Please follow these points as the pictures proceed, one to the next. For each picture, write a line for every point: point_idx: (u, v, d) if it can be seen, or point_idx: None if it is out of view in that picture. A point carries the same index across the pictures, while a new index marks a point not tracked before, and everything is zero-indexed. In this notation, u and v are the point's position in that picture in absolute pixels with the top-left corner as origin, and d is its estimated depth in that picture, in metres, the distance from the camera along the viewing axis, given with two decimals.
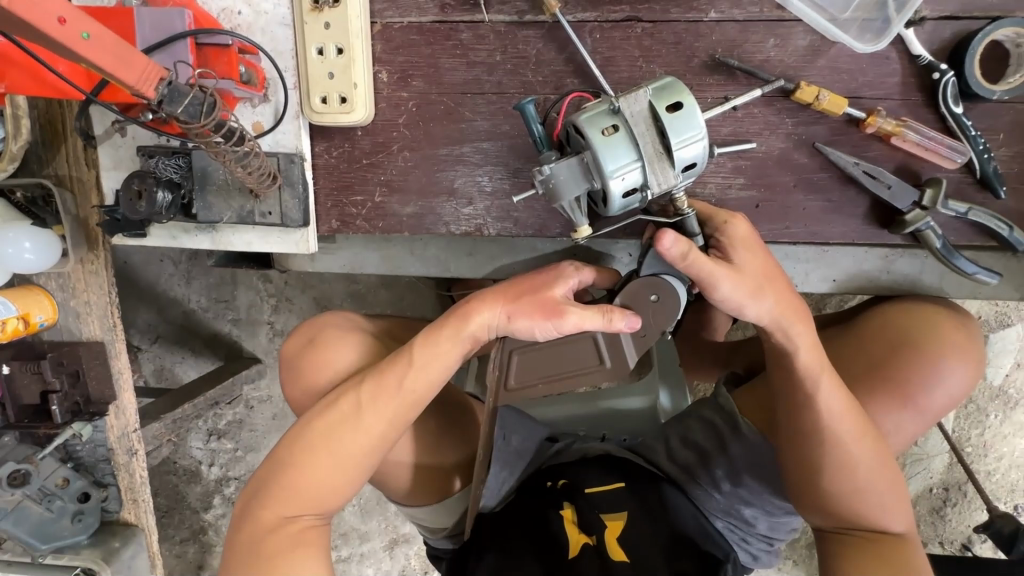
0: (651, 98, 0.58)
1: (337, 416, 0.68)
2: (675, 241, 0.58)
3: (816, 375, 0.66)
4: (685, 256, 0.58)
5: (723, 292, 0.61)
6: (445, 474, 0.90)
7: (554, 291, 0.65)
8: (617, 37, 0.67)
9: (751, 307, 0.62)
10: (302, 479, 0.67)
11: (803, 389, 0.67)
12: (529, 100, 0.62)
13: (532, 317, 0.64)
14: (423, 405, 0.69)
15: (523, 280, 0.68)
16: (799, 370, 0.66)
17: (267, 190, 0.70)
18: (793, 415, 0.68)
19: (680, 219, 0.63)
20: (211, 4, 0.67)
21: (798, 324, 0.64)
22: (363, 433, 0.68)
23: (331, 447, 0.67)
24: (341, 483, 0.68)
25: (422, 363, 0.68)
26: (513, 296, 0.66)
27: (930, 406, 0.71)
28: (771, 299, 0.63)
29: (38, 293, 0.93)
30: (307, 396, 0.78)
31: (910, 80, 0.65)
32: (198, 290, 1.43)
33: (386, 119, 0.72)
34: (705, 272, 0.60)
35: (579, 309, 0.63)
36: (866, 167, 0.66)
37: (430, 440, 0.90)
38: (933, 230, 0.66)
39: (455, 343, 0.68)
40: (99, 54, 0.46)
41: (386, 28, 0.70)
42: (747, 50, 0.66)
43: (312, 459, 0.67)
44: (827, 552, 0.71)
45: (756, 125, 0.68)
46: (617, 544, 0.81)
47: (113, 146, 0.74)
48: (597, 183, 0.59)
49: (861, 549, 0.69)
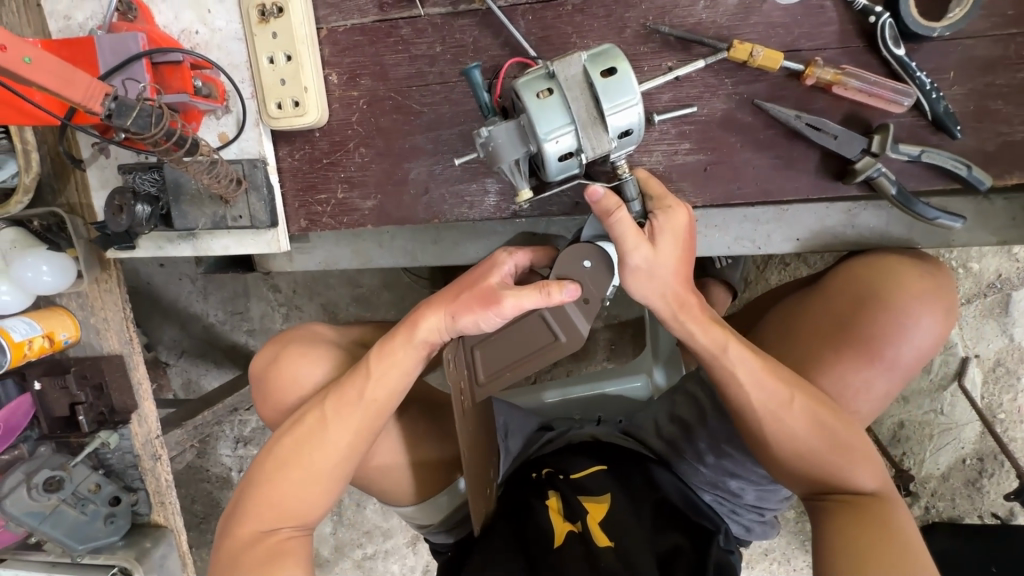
0: (586, 63, 0.59)
1: (305, 431, 0.72)
2: (605, 195, 0.60)
3: (721, 352, 0.67)
4: (608, 214, 0.61)
5: (633, 263, 0.63)
6: (434, 471, 0.90)
7: (490, 280, 0.66)
8: (549, 17, 0.68)
9: (635, 286, 0.65)
10: (277, 494, 0.71)
11: (718, 366, 0.68)
12: (476, 65, 0.62)
13: (473, 311, 0.66)
14: (385, 412, 0.72)
15: (460, 280, 0.70)
16: (701, 353, 0.68)
17: (235, 194, 0.75)
18: (734, 396, 0.69)
19: (619, 183, 0.65)
20: (172, 27, 0.72)
21: (684, 309, 0.67)
22: (330, 446, 0.71)
23: (303, 463, 0.71)
24: (316, 494, 0.72)
25: (380, 372, 0.72)
26: (455, 298, 0.68)
27: (899, 360, 0.70)
28: (665, 283, 0.65)
29: (62, 314, 1.01)
30: (280, 411, 0.82)
31: (848, 28, 0.64)
32: (215, 305, 1.51)
33: (341, 119, 0.76)
34: (619, 236, 0.62)
35: (519, 293, 0.63)
36: (808, 119, 0.65)
37: (414, 436, 0.89)
38: (886, 177, 0.64)
39: (408, 349, 0.71)
40: (42, 76, 0.52)
41: (331, 32, 0.73)
42: (678, 15, 0.67)
43: (285, 475, 0.71)
44: (815, 520, 0.71)
45: (696, 89, 0.68)
46: (600, 528, 0.82)
47: (100, 167, 0.80)
48: (533, 146, 0.61)
49: (844, 512, 0.68)
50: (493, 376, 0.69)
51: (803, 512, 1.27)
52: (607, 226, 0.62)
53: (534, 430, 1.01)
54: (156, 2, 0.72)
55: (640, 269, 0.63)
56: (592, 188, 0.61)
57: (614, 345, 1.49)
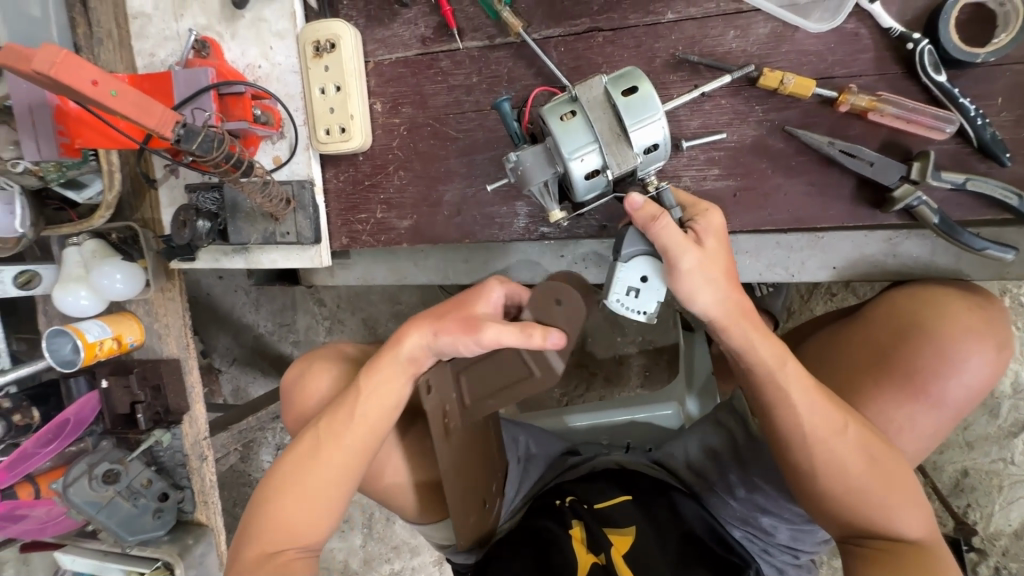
0: (607, 85, 0.61)
1: (305, 452, 0.75)
2: (644, 201, 0.62)
3: (777, 366, 0.65)
4: (654, 219, 0.62)
5: (687, 266, 0.62)
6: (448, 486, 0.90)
7: (477, 309, 0.66)
8: (580, 48, 0.71)
9: (692, 293, 0.63)
10: (282, 516, 0.74)
11: (766, 384, 0.66)
12: (505, 100, 0.66)
13: (455, 332, 0.67)
14: (380, 428, 0.75)
15: (449, 301, 0.71)
16: (756, 366, 0.66)
17: (284, 213, 0.81)
18: (777, 417, 0.67)
19: (657, 194, 0.65)
20: (239, 62, 0.80)
21: (748, 314, 0.65)
22: (329, 465, 0.74)
23: (305, 484, 0.74)
24: (319, 515, 0.74)
25: (373, 394, 0.74)
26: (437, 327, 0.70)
27: (948, 397, 0.66)
28: (710, 290, 0.63)
29: (130, 319, 1.11)
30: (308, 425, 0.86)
31: (884, 54, 0.63)
32: (265, 316, 1.60)
33: (383, 144, 0.81)
34: (667, 244, 0.62)
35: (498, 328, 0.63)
36: (842, 146, 0.64)
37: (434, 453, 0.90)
38: (927, 205, 0.62)
39: (396, 367, 0.73)
40: (124, 107, 0.58)
41: (378, 64, 0.79)
42: (707, 44, 0.67)
43: (288, 498, 0.74)
44: (848, 566, 0.69)
45: (726, 116, 0.68)
46: (624, 561, 0.81)
47: (170, 187, 0.88)
48: (560, 167, 0.63)
49: (881, 561, 0.66)
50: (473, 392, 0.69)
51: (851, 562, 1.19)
52: (654, 231, 0.62)
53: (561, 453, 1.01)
54: (227, 40, 0.80)
55: (693, 272, 0.62)
56: (631, 198, 0.63)
57: (649, 372, 1.52)
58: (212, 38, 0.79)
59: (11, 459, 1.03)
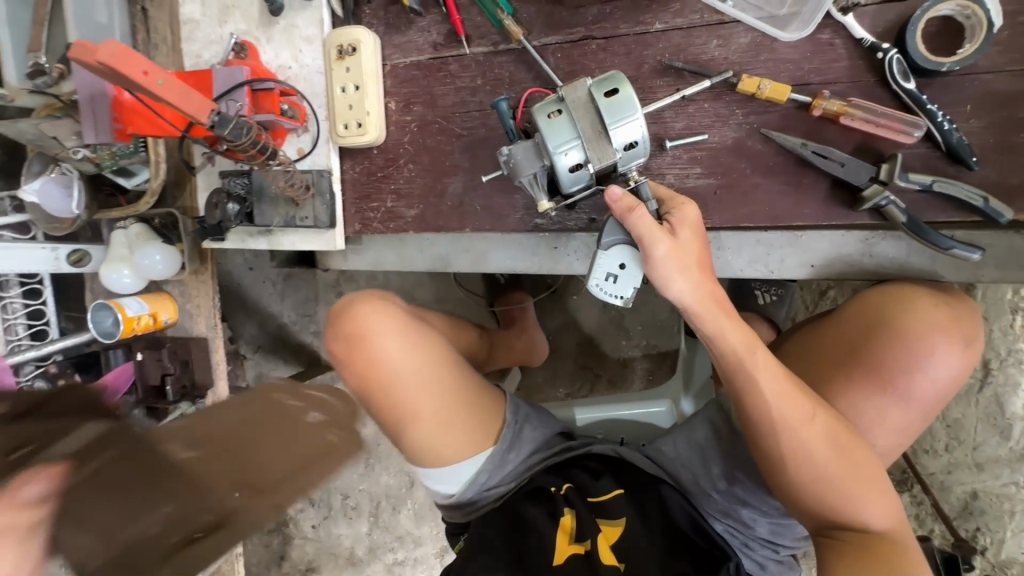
0: (590, 86, 0.67)
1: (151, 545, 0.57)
2: (623, 194, 0.68)
3: (746, 352, 0.69)
4: (629, 210, 0.67)
5: (659, 254, 0.67)
6: (458, 436, 0.91)
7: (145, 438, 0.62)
8: (575, 54, 0.78)
9: (665, 279, 0.68)
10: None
11: (737, 369, 0.69)
12: (503, 99, 0.73)
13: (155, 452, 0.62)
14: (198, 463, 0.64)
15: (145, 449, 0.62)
16: (726, 350, 0.69)
17: (303, 198, 0.89)
18: (748, 403, 0.69)
19: (635, 187, 0.70)
20: (272, 62, 0.89)
21: (719, 303, 0.69)
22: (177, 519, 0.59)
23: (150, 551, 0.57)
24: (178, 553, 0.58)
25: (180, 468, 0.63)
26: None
27: (915, 392, 0.68)
28: (687, 275, 0.68)
29: (164, 298, 1.22)
30: (347, 352, 0.92)
31: (858, 63, 0.67)
32: (289, 307, 1.71)
33: (395, 139, 0.88)
34: (642, 233, 0.67)
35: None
36: (814, 147, 0.68)
37: (449, 406, 0.90)
38: (896, 205, 0.66)
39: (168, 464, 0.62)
40: (168, 93, 0.66)
41: (394, 67, 0.87)
42: (692, 52, 0.73)
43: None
44: (821, 558, 0.70)
45: (708, 119, 0.73)
46: (609, 548, 0.84)
47: (207, 173, 0.97)
48: (547, 160, 0.68)
49: (851, 552, 0.67)
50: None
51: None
52: (630, 220, 0.67)
53: (557, 434, 1.01)
54: (263, 44, 0.90)
55: (665, 259, 0.67)
56: (612, 189, 0.68)
57: (653, 376, 1.55)
58: (251, 42, 0.89)
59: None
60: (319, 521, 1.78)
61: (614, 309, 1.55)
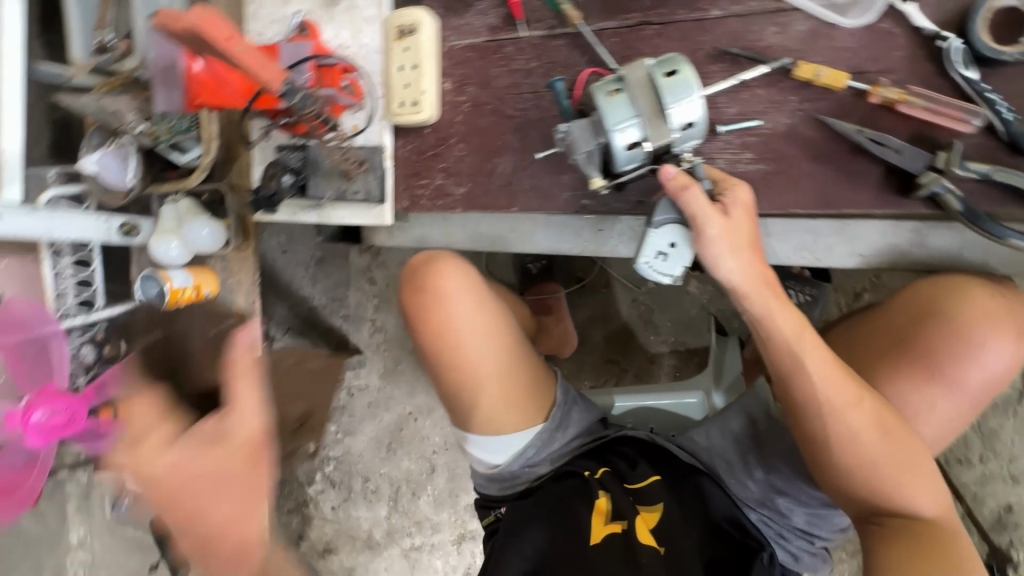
0: (651, 66, 0.69)
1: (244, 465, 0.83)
2: (678, 172, 0.69)
3: (795, 336, 0.69)
4: (683, 188, 0.68)
5: (711, 234, 0.68)
6: (513, 409, 0.94)
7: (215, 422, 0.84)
8: (631, 39, 0.79)
9: (718, 258, 0.69)
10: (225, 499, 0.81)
11: (786, 352, 0.70)
12: (559, 80, 0.76)
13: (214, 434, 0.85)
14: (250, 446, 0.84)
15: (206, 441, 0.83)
16: (775, 334, 0.70)
17: (357, 172, 0.93)
18: (796, 385, 0.70)
19: (688, 167, 0.72)
20: (331, 41, 0.92)
21: (770, 285, 0.70)
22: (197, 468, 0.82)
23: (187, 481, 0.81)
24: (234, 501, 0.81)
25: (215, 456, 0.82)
26: (171, 496, 0.80)
27: (963, 380, 0.69)
28: (740, 256, 0.69)
29: (208, 271, 1.25)
30: (417, 311, 0.93)
31: (917, 52, 0.68)
32: (320, 290, 1.75)
33: (447, 119, 0.91)
34: (695, 212, 0.68)
35: (242, 420, 0.84)
36: (871, 134, 0.69)
37: (509, 378, 0.93)
38: (952, 193, 0.66)
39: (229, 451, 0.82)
40: (248, 60, 0.68)
41: (450, 49, 0.90)
42: (749, 39, 0.74)
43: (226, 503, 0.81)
44: (865, 544, 0.70)
45: (762, 105, 0.74)
46: (647, 532, 0.87)
47: (262, 148, 1.00)
48: (604, 138, 0.70)
49: (898, 538, 0.67)
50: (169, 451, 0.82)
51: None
52: (682, 199, 0.69)
53: (597, 420, 1.02)
54: (324, 24, 0.92)
55: (716, 240, 0.68)
56: (668, 167, 0.69)
57: (679, 372, 1.55)
58: (312, 23, 0.92)
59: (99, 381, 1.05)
60: (338, 505, 1.80)
61: (643, 305, 1.56)
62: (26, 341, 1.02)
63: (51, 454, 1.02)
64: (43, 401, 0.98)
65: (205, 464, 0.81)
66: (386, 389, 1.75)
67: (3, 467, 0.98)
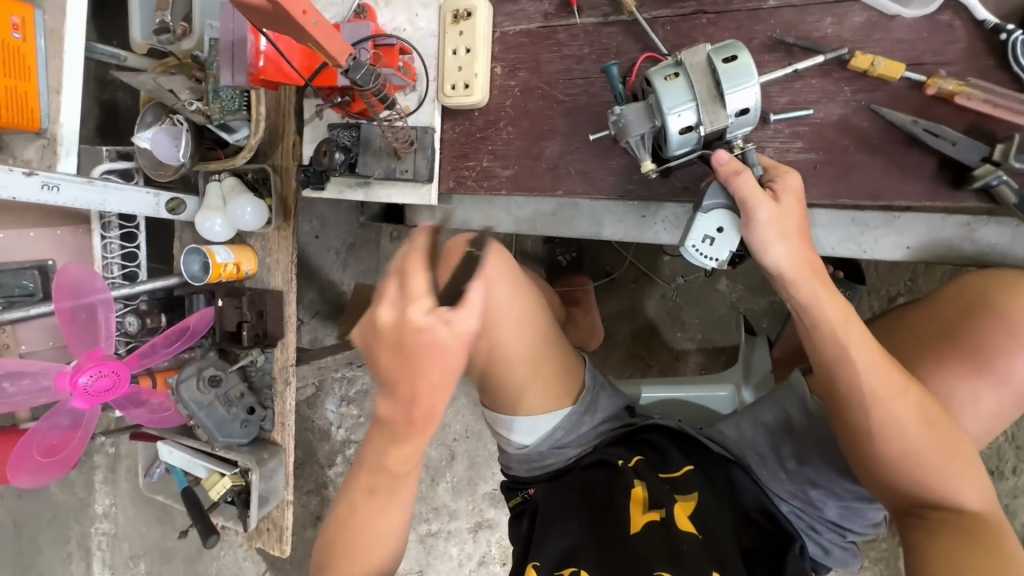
0: (710, 52, 0.70)
1: (408, 364, 0.62)
2: (730, 156, 0.70)
3: (841, 324, 0.69)
4: (736, 172, 0.69)
5: (761, 218, 0.68)
6: (542, 394, 0.96)
7: (428, 331, 0.60)
8: (685, 28, 0.81)
9: (768, 244, 0.69)
10: (414, 402, 0.64)
11: (832, 340, 0.70)
12: (614, 64, 0.76)
13: (424, 352, 0.61)
14: (432, 382, 0.62)
15: (413, 342, 0.61)
16: (821, 321, 0.70)
17: (406, 152, 0.95)
18: (837, 373, 0.70)
19: (740, 154, 0.72)
20: (388, 24, 0.95)
21: (817, 271, 0.70)
22: (433, 375, 0.62)
23: (411, 376, 0.62)
24: (422, 412, 0.65)
25: (413, 377, 0.62)
26: (407, 380, 0.62)
27: (1011, 374, 0.69)
28: (789, 243, 0.69)
29: (248, 250, 1.30)
30: None
31: (977, 45, 0.69)
32: (350, 275, 1.78)
33: (497, 102, 0.93)
34: (747, 196, 0.68)
35: (465, 316, 0.61)
36: (926, 125, 0.69)
37: (540, 361, 0.94)
38: (1008, 185, 0.66)
39: (440, 332, 0.60)
40: (322, 36, 0.71)
41: (503, 34, 0.92)
42: (804, 29, 0.75)
43: (411, 380, 0.62)
44: (906, 536, 0.69)
45: (814, 95, 0.75)
46: (687, 519, 0.86)
47: (314, 127, 1.04)
48: (659, 121, 0.71)
49: (941, 531, 0.67)
50: (412, 285, 0.60)
51: (898, 547, 1.27)
52: (734, 183, 0.69)
53: (623, 407, 1.04)
54: (381, 7, 0.96)
55: (766, 224, 0.68)
56: (719, 153, 0.70)
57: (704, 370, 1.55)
58: (370, 5, 0.95)
59: (139, 350, 1.16)
60: None
61: (671, 301, 1.56)
62: (78, 305, 1.08)
63: (92, 418, 1.14)
64: (92, 364, 1.09)
65: (435, 340, 0.61)
66: None
67: (51, 428, 1.10)
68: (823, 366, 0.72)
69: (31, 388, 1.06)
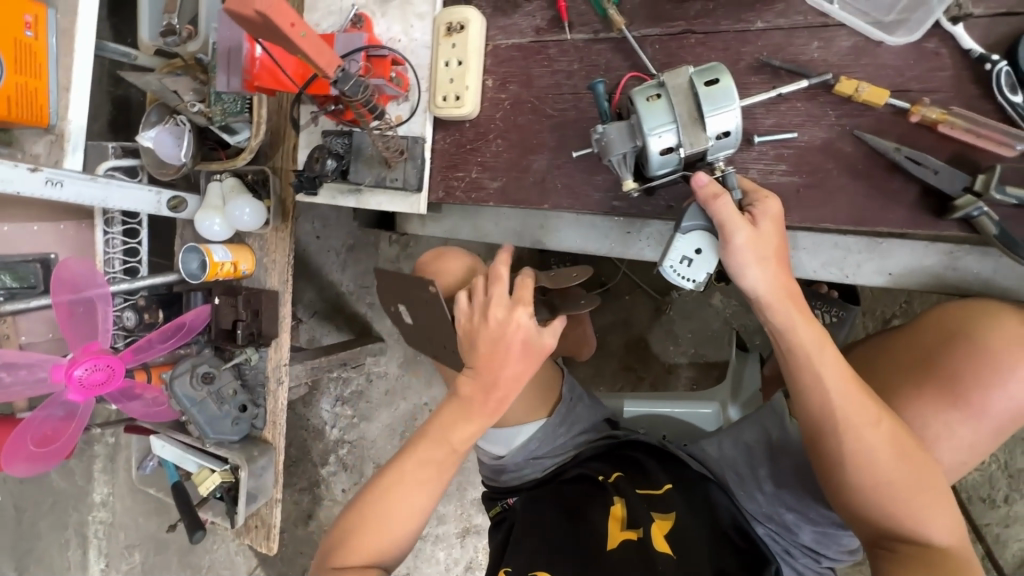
0: (691, 75, 0.70)
1: (499, 355, 0.76)
2: (709, 180, 0.70)
3: (815, 350, 0.69)
4: (714, 196, 0.69)
5: (738, 242, 0.68)
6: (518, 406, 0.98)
7: (522, 332, 0.75)
8: (673, 47, 0.81)
9: (746, 266, 0.69)
10: (496, 387, 0.78)
11: (806, 366, 0.70)
12: (600, 81, 0.76)
13: (515, 351, 0.76)
14: (515, 375, 0.77)
15: (505, 341, 0.75)
16: (796, 347, 0.70)
17: (397, 161, 0.96)
18: (810, 400, 0.70)
19: (720, 177, 0.72)
20: (384, 34, 0.97)
21: (793, 295, 0.70)
22: (517, 372, 0.77)
23: (497, 365, 0.76)
24: (496, 399, 0.78)
25: (499, 367, 0.76)
26: (499, 366, 0.76)
27: (986, 408, 0.69)
28: (765, 267, 0.69)
29: (247, 250, 1.32)
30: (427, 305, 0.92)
31: (962, 73, 0.68)
32: (349, 277, 1.79)
33: (488, 115, 0.94)
34: (724, 219, 0.68)
35: (552, 333, 0.77)
36: (908, 153, 0.69)
37: None
38: (987, 216, 0.66)
39: (526, 337, 0.75)
40: (310, 48, 0.73)
41: (496, 47, 0.93)
42: (791, 52, 0.75)
43: (498, 367, 0.76)
44: (875, 569, 0.69)
45: (799, 118, 0.75)
46: (663, 539, 0.85)
47: (309, 132, 1.05)
48: (640, 141, 0.72)
49: (909, 563, 0.66)
50: (524, 295, 0.75)
51: None
52: (713, 207, 0.69)
53: (602, 420, 1.06)
54: (377, 18, 0.97)
55: (743, 247, 0.68)
56: (698, 176, 0.70)
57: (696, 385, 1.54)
58: (367, 15, 0.96)
59: (136, 345, 1.18)
60: (348, 488, 1.81)
61: (665, 314, 1.56)
62: (75, 299, 1.10)
63: (87, 410, 1.16)
64: (88, 357, 1.11)
65: (523, 343, 0.76)
66: (403, 377, 1.78)
67: (46, 419, 1.12)
68: (797, 392, 0.72)
69: (28, 379, 1.09)
